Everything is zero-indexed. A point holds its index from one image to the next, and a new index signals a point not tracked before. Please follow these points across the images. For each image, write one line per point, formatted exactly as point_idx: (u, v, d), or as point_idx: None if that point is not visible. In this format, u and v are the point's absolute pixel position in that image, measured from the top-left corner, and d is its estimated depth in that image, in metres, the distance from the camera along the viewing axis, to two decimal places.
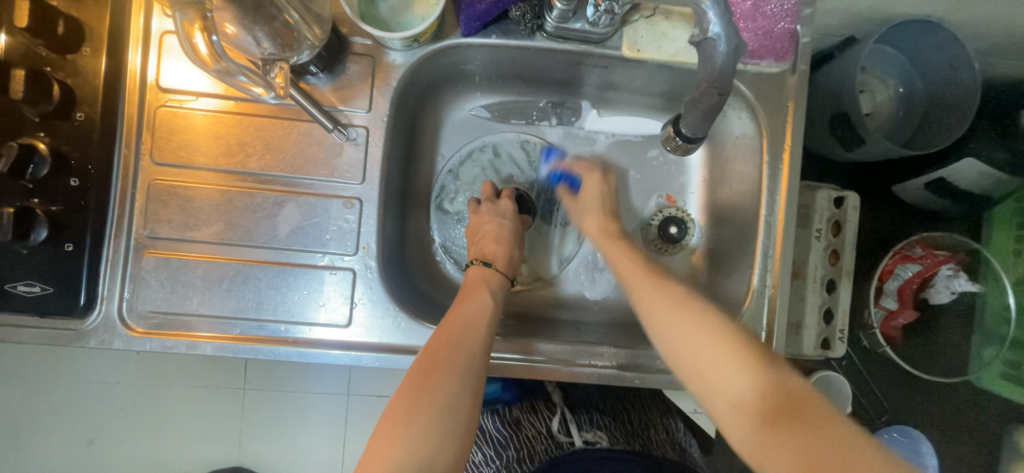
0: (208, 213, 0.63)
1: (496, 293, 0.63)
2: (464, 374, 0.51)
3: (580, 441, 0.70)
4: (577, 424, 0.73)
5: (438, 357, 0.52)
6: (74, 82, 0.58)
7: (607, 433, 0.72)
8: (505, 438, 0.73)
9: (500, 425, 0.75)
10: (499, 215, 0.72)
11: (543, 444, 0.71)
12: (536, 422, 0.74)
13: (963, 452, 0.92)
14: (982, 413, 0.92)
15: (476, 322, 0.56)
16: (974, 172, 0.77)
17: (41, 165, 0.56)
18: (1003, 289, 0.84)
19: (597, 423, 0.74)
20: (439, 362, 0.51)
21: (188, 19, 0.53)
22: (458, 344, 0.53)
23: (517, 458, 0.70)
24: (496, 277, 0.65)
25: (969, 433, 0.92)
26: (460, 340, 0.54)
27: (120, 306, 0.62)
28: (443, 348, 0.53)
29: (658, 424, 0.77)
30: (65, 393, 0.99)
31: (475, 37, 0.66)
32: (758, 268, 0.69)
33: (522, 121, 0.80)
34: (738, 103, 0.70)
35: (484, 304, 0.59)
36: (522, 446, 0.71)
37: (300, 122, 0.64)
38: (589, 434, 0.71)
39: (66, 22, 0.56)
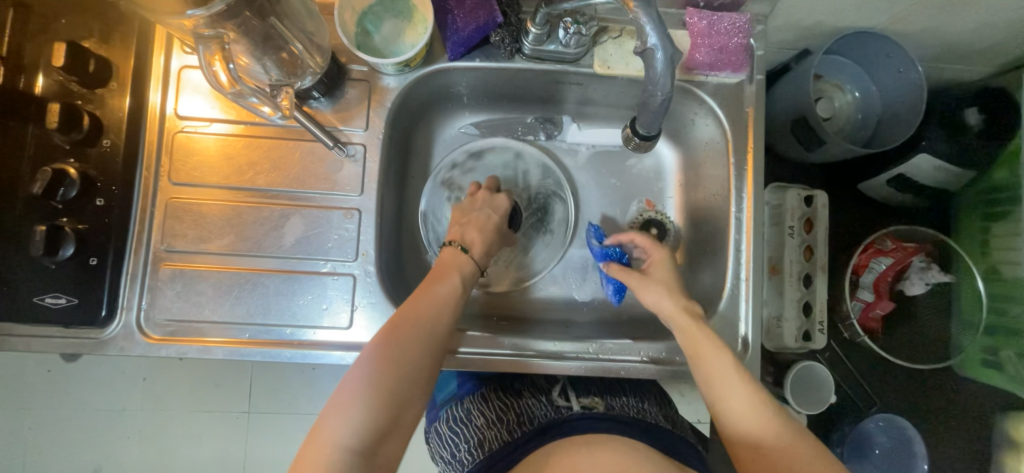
0: (220, 226, 0.68)
1: (466, 279, 0.67)
2: (423, 350, 0.57)
3: (577, 405, 0.72)
4: (575, 393, 0.75)
5: (398, 335, 0.56)
6: (100, 112, 0.65)
7: (602, 398, 0.74)
8: (505, 405, 0.74)
9: (500, 394, 0.76)
10: (490, 207, 0.76)
11: (542, 409, 0.72)
12: (536, 393, 0.76)
13: (953, 440, 0.94)
14: (968, 400, 0.94)
15: (442, 305, 0.61)
16: (931, 168, 0.83)
17: (71, 187, 0.62)
18: (974, 278, 0.87)
19: (594, 393, 0.75)
20: (398, 340, 0.56)
21: (211, 50, 0.59)
22: (419, 325, 0.58)
23: (517, 420, 0.71)
24: (467, 263, 0.68)
25: (958, 420, 0.94)
26: (421, 321, 0.58)
27: (138, 316, 0.67)
28: (406, 327, 0.57)
29: (654, 398, 0.79)
30: (77, 414, 1.03)
31: (461, 61, 0.73)
32: (732, 261, 0.73)
33: (508, 137, 0.86)
34: (705, 112, 0.76)
35: (453, 289, 0.64)
36: (522, 411, 0.72)
37: (304, 142, 0.70)
38: (586, 400, 0.73)
39: (96, 60, 0.64)
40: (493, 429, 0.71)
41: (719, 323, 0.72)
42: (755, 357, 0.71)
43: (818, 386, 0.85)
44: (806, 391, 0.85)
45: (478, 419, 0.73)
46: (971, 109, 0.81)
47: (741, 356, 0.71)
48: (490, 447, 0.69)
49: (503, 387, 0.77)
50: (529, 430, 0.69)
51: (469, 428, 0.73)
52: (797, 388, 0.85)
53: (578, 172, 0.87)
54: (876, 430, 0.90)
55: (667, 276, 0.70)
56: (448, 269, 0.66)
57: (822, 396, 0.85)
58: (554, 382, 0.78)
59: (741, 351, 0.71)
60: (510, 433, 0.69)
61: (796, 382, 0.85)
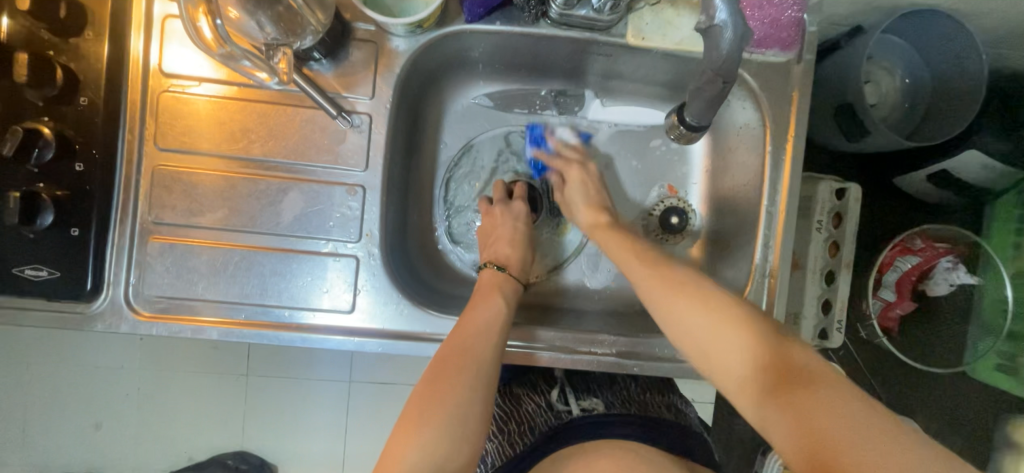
0: (212, 199, 0.63)
1: (509, 300, 0.65)
2: (474, 380, 0.54)
3: (578, 409, 0.69)
4: (574, 395, 0.72)
5: (445, 368, 0.54)
6: (76, 66, 0.58)
7: (604, 399, 0.71)
8: (504, 414, 0.72)
9: (500, 402, 0.74)
10: (513, 216, 0.74)
11: (542, 416, 0.69)
12: (535, 397, 0.73)
13: (957, 442, 0.93)
14: (977, 403, 0.93)
15: (487, 330, 0.58)
16: (976, 165, 0.77)
17: (46, 149, 0.56)
18: (1001, 281, 0.84)
19: (595, 392, 0.73)
20: (446, 376, 0.53)
21: (193, 2, 0.52)
22: (465, 358, 0.55)
23: (520, 430, 0.69)
24: (509, 284, 0.68)
25: (963, 423, 0.93)
26: (467, 352, 0.55)
27: (127, 291, 0.62)
28: (451, 359, 0.55)
29: (655, 388, 0.76)
30: (73, 375, 1.01)
31: (479, 24, 0.65)
32: (758, 258, 0.69)
33: (525, 110, 0.80)
34: (743, 93, 0.70)
35: (496, 312, 0.61)
36: (522, 420, 0.70)
37: (304, 109, 0.63)
38: (585, 403, 0.70)
39: (67, 4, 0.57)
40: (494, 443, 0.70)
41: None
42: None
43: None
44: None
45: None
46: None
47: None
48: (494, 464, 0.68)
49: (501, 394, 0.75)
50: (531, 441, 0.66)
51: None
52: None
53: (598, 152, 0.81)
54: None
55: (615, 248, 0.67)
56: (494, 294, 0.64)
57: None
58: (553, 382, 0.75)
59: None
60: (512, 446, 0.67)
61: None
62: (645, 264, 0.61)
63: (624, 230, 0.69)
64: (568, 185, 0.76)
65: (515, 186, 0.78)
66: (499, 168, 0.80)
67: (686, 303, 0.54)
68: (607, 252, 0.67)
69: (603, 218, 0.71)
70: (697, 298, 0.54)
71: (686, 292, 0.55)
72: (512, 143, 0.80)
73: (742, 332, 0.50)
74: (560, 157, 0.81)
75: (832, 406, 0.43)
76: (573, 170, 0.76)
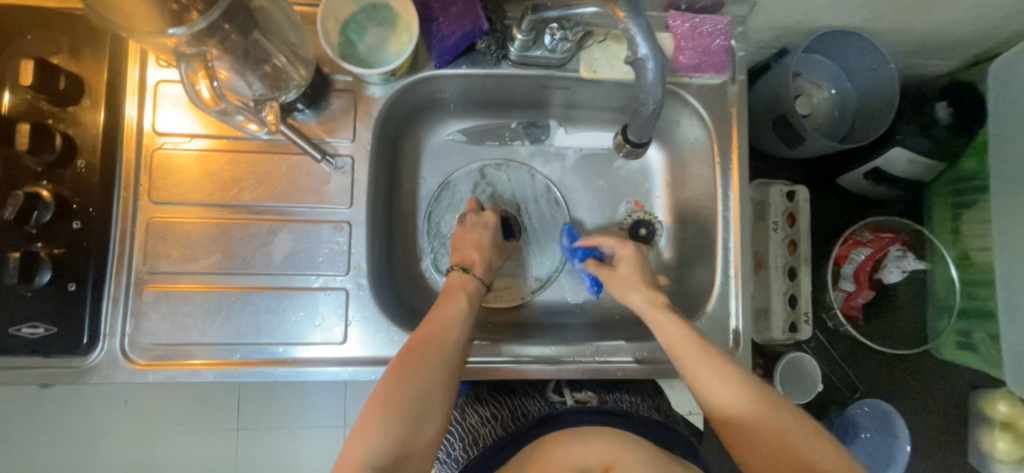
0: (205, 245, 0.67)
1: (473, 298, 0.69)
2: (439, 369, 0.58)
3: (572, 400, 0.74)
4: (568, 387, 0.77)
5: (411, 359, 0.58)
6: (74, 132, 0.63)
7: (596, 393, 0.76)
8: (500, 403, 0.75)
9: (493, 393, 0.77)
10: (484, 225, 0.76)
11: (536, 406, 0.74)
12: (529, 389, 0.77)
13: (933, 420, 0.98)
14: (947, 381, 0.98)
15: (452, 323, 0.63)
16: (904, 160, 0.86)
17: (45, 210, 0.60)
18: (946, 262, 0.92)
19: (587, 386, 0.77)
20: (409, 365, 0.58)
21: (193, 67, 0.57)
22: (428, 350, 0.59)
23: (513, 416, 0.72)
24: (474, 284, 0.70)
25: (937, 402, 0.98)
26: (430, 345, 0.60)
27: (122, 341, 0.64)
28: (415, 351, 0.59)
29: (645, 391, 0.80)
30: (55, 443, 0.98)
31: (447, 68, 0.73)
32: (720, 260, 0.75)
33: (496, 142, 0.86)
34: (689, 113, 0.78)
35: (460, 307, 0.66)
36: (516, 408, 0.74)
37: (290, 156, 0.69)
38: (578, 395, 0.75)
39: (67, 77, 0.62)
40: (488, 425, 0.72)
41: (710, 321, 0.74)
42: (747, 353, 0.73)
43: (807, 378, 0.88)
44: (795, 382, 0.88)
45: (472, 417, 0.74)
46: (941, 102, 0.83)
47: (733, 352, 0.73)
48: (484, 444, 0.70)
49: (497, 387, 0.78)
50: (527, 423, 0.70)
51: (463, 427, 0.73)
52: (788, 381, 0.88)
53: (567, 175, 0.88)
54: (863, 415, 0.94)
55: (633, 271, 0.73)
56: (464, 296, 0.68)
57: (810, 386, 0.88)
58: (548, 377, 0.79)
59: (733, 347, 0.73)
60: (505, 428, 0.71)
61: (786, 375, 0.88)
62: (679, 327, 0.65)
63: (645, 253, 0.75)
64: (619, 268, 0.73)
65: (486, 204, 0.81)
66: (479, 194, 0.86)
67: (714, 370, 0.61)
68: (623, 275, 0.73)
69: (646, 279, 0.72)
70: (722, 369, 0.61)
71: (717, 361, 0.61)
72: (491, 173, 0.86)
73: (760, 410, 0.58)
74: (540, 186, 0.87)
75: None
76: (625, 249, 0.74)
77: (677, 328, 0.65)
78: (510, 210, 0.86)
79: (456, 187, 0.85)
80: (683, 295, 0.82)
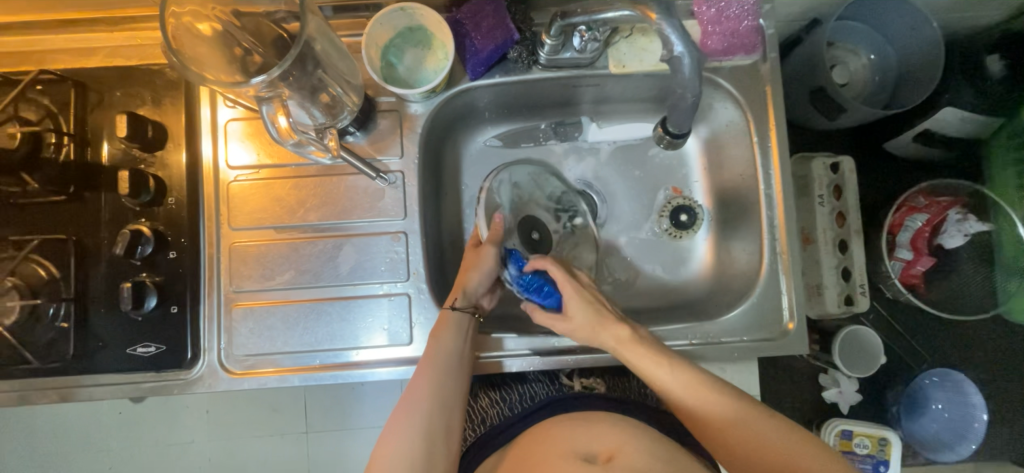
0: (280, 264, 0.74)
1: (459, 327, 0.70)
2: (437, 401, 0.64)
3: (579, 385, 0.78)
4: (578, 373, 0.81)
5: (411, 399, 0.64)
6: (162, 173, 0.72)
7: (602, 381, 0.80)
8: (512, 387, 0.80)
9: (503, 378, 0.82)
10: (480, 268, 0.72)
11: (544, 388, 0.78)
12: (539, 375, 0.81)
13: (1012, 388, 0.93)
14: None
15: (444, 359, 0.67)
16: (957, 119, 0.83)
17: (147, 244, 0.69)
18: (1013, 222, 0.87)
19: (595, 374, 0.82)
20: (405, 412, 0.63)
21: (272, 108, 0.61)
22: (419, 395, 0.64)
23: (522, 398, 0.77)
24: (455, 315, 0.70)
25: (1014, 368, 0.93)
26: (421, 389, 0.64)
27: (219, 354, 0.72)
28: (413, 392, 0.64)
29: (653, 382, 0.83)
30: (157, 451, 1.11)
31: (482, 79, 0.76)
32: (766, 239, 0.76)
33: (531, 144, 0.89)
34: (722, 96, 0.79)
35: (451, 340, 0.68)
36: (526, 391, 0.78)
37: (347, 176, 0.75)
38: (586, 381, 0.79)
39: (153, 126, 0.71)
40: (496, 407, 0.78)
41: (760, 299, 0.75)
42: (801, 327, 0.73)
43: (869, 352, 0.86)
44: (855, 355, 0.87)
45: (483, 400, 0.80)
46: (992, 57, 0.81)
47: (787, 329, 0.74)
48: (492, 423, 0.76)
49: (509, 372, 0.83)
50: (531, 406, 0.75)
51: (474, 409, 0.80)
52: (847, 354, 0.86)
53: (603, 169, 0.90)
54: (931, 386, 0.91)
55: (588, 318, 0.68)
56: (454, 331, 0.69)
57: (872, 358, 0.86)
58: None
59: (786, 324, 0.74)
60: (511, 409, 0.76)
61: (844, 348, 0.87)
62: (672, 372, 0.63)
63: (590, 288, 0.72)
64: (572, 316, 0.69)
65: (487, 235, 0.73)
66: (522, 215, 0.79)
67: (707, 398, 0.61)
68: (577, 322, 0.69)
69: (607, 315, 0.68)
70: (716, 394, 0.62)
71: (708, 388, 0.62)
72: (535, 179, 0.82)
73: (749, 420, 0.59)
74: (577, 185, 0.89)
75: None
76: (570, 287, 0.70)
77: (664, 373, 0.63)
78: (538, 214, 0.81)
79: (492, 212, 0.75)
80: (730, 276, 0.82)
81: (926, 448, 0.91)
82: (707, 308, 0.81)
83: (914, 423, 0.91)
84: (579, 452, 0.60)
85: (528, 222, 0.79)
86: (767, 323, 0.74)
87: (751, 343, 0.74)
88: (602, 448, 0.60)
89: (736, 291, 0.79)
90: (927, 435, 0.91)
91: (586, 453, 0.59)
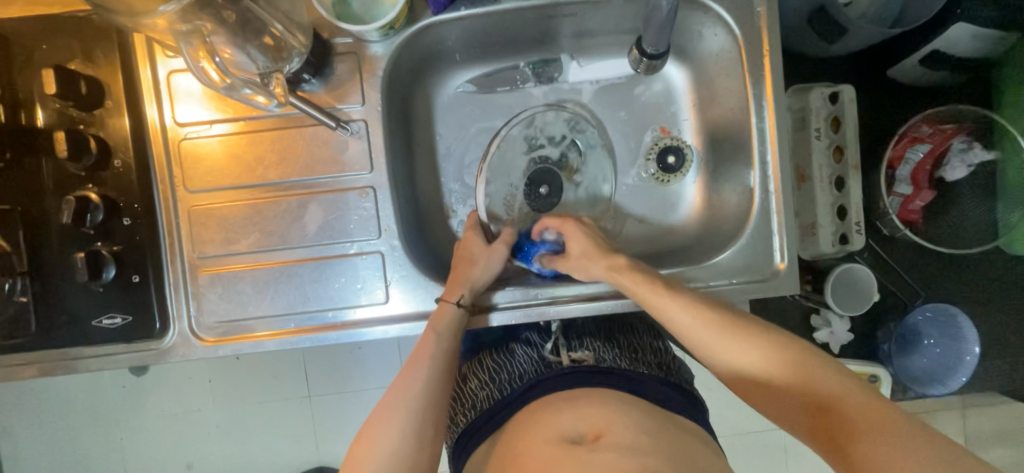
0: (244, 227, 0.70)
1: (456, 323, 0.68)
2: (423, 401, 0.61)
3: (568, 360, 0.72)
4: (566, 346, 0.75)
5: (396, 406, 0.60)
6: (104, 134, 0.66)
7: (594, 352, 0.73)
8: (500, 365, 0.75)
9: (494, 354, 0.78)
10: (484, 267, 0.72)
11: (531, 365, 0.73)
12: (528, 350, 0.76)
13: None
14: None
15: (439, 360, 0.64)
16: (968, 37, 0.76)
17: (97, 211, 0.64)
18: (1021, 148, 0.83)
19: (586, 345, 0.75)
20: (393, 411, 0.60)
21: (193, 46, 0.60)
22: (401, 404, 0.60)
23: (510, 377, 0.72)
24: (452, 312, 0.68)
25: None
26: (404, 397, 0.61)
27: (189, 323, 0.70)
28: (394, 399, 0.61)
29: (648, 347, 0.77)
30: (161, 419, 1.12)
31: (445, 13, 0.69)
32: (757, 176, 0.72)
33: (507, 88, 0.83)
34: (713, 21, 0.72)
35: (441, 333, 0.66)
36: (513, 369, 0.73)
37: (305, 128, 0.69)
38: (576, 354, 0.73)
39: (86, 81, 0.64)
40: (486, 389, 0.73)
41: (751, 240, 0.71)
42: (792, 267, 0.70)
43: (862, 289, 0.84)
44: (846, 294, 0.84)
45: (473, 382, 0.77)
46: None
47: (778, 269, 0.71)
48: (483, 407, 0.71)
49: (496, 348, 0.80)
50: (519, 387, 0.70)
51: (465, 391, 0.77)
52: (838, 293, 0.84)
53: (585, 111, 0.84)
54: (924, 322, 0.90)
55: (585, 247, 0.70)
56: (452, 333, 0.67)
57: (864, 296, 0.84)
58: (547, 335, 0.78)
59: (777, 264, 0.71)
60: (501, 390, 0.71)
61: (836, 287, 0.84)
62: (689, 313, 0.59)
63: (591, 228, 0.74)
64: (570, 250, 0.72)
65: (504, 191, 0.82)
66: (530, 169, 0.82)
67: (735, 346, 0.56)
68: (576, 249, 0.71)
69: (606, 248, 0.69)
70: (739, 335, 0.56)
71: (733, 335, 0.56)
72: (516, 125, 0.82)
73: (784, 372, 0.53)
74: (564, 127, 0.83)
75: (873, 433, 0.46)
76: (569, 228, 0.72)
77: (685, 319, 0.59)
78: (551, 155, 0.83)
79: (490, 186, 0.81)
80: (720, 218, 0.78)
81: (914, 382, 0.91)
82: (698, 251, 0.77)
83: (906, 359, 0.91)
84: (569, 433, 0.58)
85: (534, 177, 0.82)
86: (757, 264, 0.71)
87: (742, 285, 0.71)
88: (590, 427, 0.58)
89: (726, 233, 0.75)
90: (918, 371, 0.91)
91: (575, 435, 0.57)
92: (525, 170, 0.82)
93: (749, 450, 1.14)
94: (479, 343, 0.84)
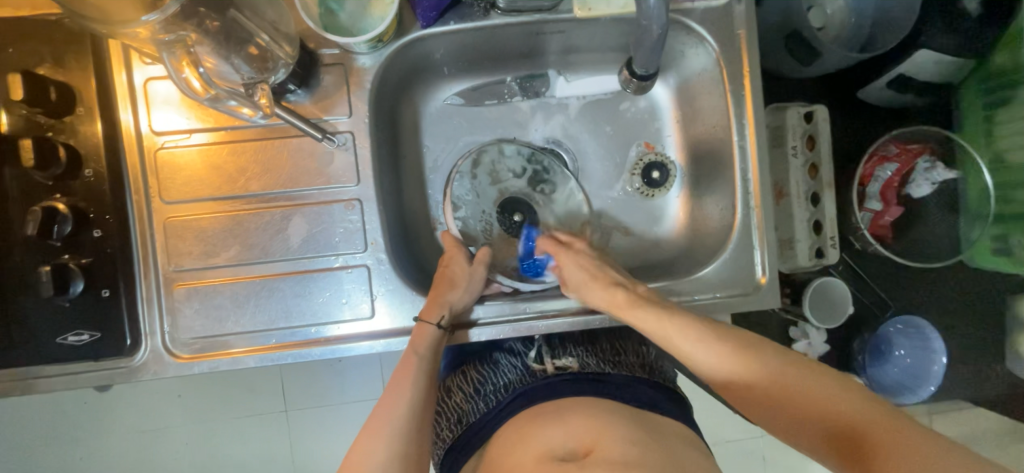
0: (223, 239, 0.67)
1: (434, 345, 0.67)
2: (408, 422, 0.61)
3: (552, 367, 0.72)
4: (551, 353, 0.74)
5: (380, 425, 0.60)
6: (74, 142, 0.63)
7: (579, 358, 0.73)
8: (485, 377, 0.75)
9: (477, 366, 0.78)
10: (466, 289, 0.71)
11: (517, 375, 0.72)
12: (513, 360, 0.76)
13: (986, 333, 0.94)
14: (994, 288, 0.94)
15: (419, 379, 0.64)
16: (930, 62, 0.81)
17: (64, 223, 0.61)
18: (980, 168, 0.87)
19: (570, 351, 0.75)
20: (379, 429, 0.60)
21: (176, 56, 0.59)
22: (389, 419, 0.60)
23: (499, 388, 0.72)
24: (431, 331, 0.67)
25: (987, 312, 0.94)
26: (391, 413, 0.61)
27: (163, 339, 0.67)
28: (378, 418, 0.61)
29: (630, 348, 0.78)
30: (126, 437, 1.06)
31: (435, 27, 0.70)
32: (739, 193, 0.74)
33: (495, 101, 0.83)
34: (694, 42, 0.75)
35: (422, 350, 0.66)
36: (501, 380, 0.73)
37: (289, 139, 0.68)
38: (561, 362, 0.72)
39: (56, 87, 0.61)
40: (471, 402, 0.73)
41: (733, 255, 0.73)
42: (773, 281, 0.72)
43: (837, 302, 0.86)
44: (822, 307, 0.87)
45: (457, 395, 0.75)
46: None
47: (760, 283, 0.73)
48: (468, 421, 0.71)
49: (482, 359, 0.78)
50: (506, 397, 0.70)
51: (449, 404, 0.76)
52: (817, 306, 0.87)
53: (572, 126, 0.85)
54: (892, 334, 0.93)
55: (580, 268, 0.72)
56: (431, 349, 0.67)
57: (840, 309, 0.86)
58: (530, 343, 0.77)
59: (758, 278, 0.73)
60: (488, 402, 0.71)
61: (814, 300, 0.87)
62: (692, 343, 0.61)
63: (585, 252, 0.75)
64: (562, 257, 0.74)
65: (470, 229, 0.79)
66: (502, 197, 0.81)
67: (713, 351, 0.59)
68: (572, 281, 0.71)
69: (602, 277, 0.70)
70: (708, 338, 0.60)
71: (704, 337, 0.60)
72: (480, 155, 0.80)
73: (758, 372, 0.57)
74: (544, 145, 0.84)
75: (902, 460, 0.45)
76: (563, 256, 0.73)
77: (672, 328, 0.62)
78: (518, 188, 0.82)
79: (458, 212, 0.80)
80: (704, 233, 0.80)
81: (886, 393, 0.94)
82: (684, 264, 0.79)
83: (878, 370, 0.93)
84: (564, 449, 0.57)
85: (506, 205, 0.81)
86: (740, 277, 0.73)
87: (725, 299, 0.73)
88: (584, 442, 0.58)
89: (709, 248, 0.77)
90: (889, 380, 0.93)
91: (564, 453, 0.57)
92: (497, 198, 0.81)
93: (730, 458, 1.16)
94: (462, 355, 0.83)
